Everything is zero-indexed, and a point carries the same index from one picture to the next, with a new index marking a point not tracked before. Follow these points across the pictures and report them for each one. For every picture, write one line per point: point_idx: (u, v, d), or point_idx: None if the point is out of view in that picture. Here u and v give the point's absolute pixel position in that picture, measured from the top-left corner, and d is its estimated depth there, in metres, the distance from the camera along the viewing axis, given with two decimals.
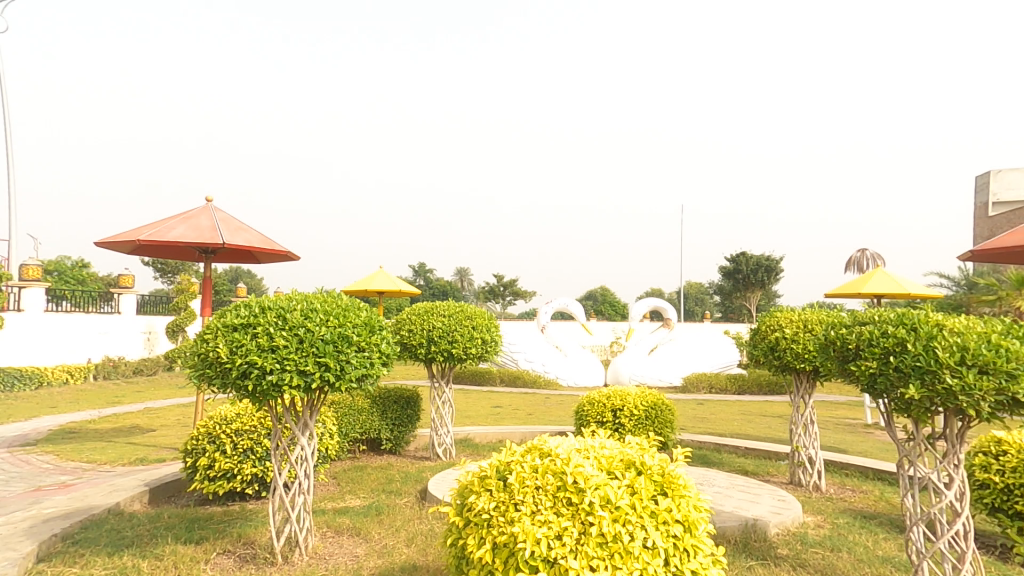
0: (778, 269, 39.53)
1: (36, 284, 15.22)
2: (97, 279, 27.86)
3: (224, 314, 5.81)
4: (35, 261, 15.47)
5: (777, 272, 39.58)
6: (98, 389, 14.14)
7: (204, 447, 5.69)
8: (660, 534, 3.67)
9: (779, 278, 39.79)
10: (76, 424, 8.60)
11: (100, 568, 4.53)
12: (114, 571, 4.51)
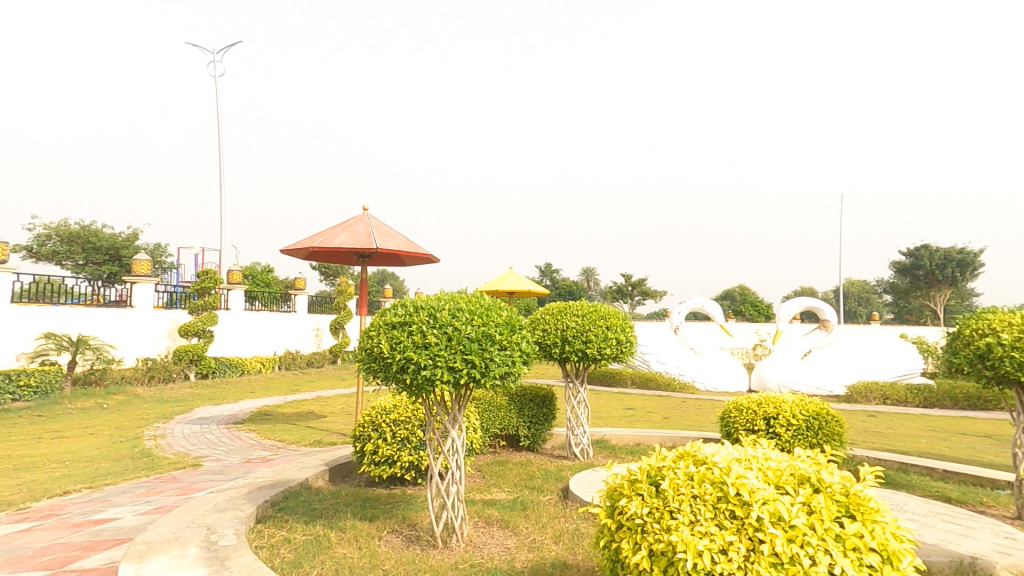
0: (976, 264, 33.94)
1: (240, 286, 17.95)
2: (281, 282, 32.75)
3: (385, 313, 6.36)
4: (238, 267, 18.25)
5: (975, 267, 34.02)
6: (283, 378, 16.69)
7: (369, 434, 6.29)
8: (850, 563, 2.89)
9: (978, 274, 34.29)
10: (266, 408, 10.61)
11: (302, 534, 5.32)
12: (312, 538, 5.26)
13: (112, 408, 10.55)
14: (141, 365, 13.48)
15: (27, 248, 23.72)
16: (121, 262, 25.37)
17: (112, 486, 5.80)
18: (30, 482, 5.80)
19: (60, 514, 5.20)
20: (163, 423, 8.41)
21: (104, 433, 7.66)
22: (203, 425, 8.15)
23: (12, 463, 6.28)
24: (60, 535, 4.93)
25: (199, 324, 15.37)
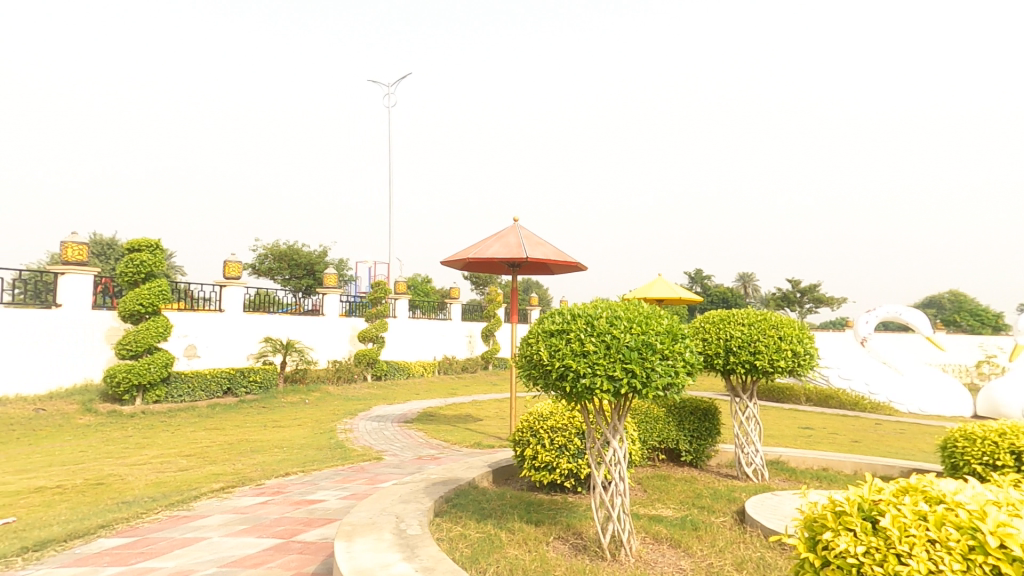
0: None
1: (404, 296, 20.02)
2: (437, 293, 36.54)
3: (544, 321, 6.55)
4: (404, 279, 20.21)
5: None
6: (442, 381, 18.36)
7: (528, 439, 6.53)
8: None
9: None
10: (428, 409, 11.72)
11: (476, 531, 5.61)
12: (486, 536, 5.50)
13: (314, 403, 12.32)
14: (330, 367, 15.22)
15: (253, 265, 29.04)
16: (317, 276, 29.85)
17: (318, 471, 6.87)
18: (263, 462, 7.11)
19: (284, 492, 6.32)
20: (350, 418, 9.75)
21: (309, 424, 9.13)
22: (380, 422, 9.25)
23: (251, 445, 7.83)
24: (286, 510, 6.00)
25: (373, 330, 16.69)
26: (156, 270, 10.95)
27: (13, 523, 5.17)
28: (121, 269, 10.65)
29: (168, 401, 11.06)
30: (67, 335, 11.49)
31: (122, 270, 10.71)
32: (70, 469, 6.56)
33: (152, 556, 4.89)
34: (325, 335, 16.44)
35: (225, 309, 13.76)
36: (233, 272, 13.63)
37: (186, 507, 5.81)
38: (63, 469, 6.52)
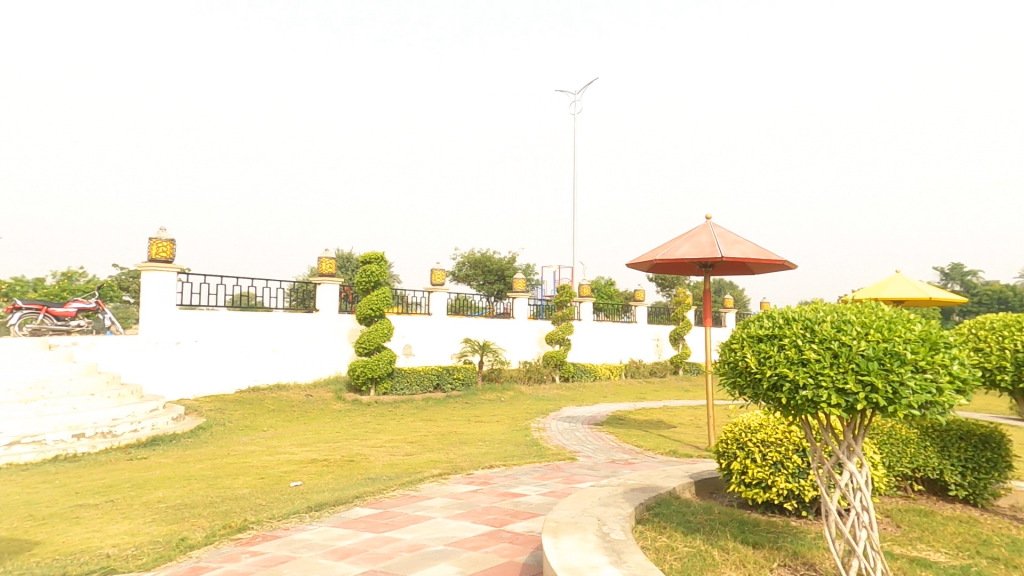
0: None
1: (588, 298, 20.34)
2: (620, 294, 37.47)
3: (750, 326, 5.91)
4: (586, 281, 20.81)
5: None
6: (629, 386, 18.66)
7: (734, 452, 6.03)
8: None
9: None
10: (618, 411, 11.69)
11: (685, 544, 5.33)
12: (696, 551, 5.15)
13: (511, 401, 13.17)
14: (521, 366, 16.48)
15: (453, 273, 32.73)
16: (507, 281, 32.38)
17: (518, 467, 7.28)
18: (470, 453, 7.83)
19: (491, 483, 6.84)
20: (542, 417, 10.31)
21: (507, 421, 9.83)
22: (570, 423, 9.57)
23: (459, 436, 8.72)
24: (494, 500, 6.47)
25: (561, 333, 17.17)
26: (382, 278, 12.57)
27: (299, 487, 6.65)
28: (357, 278, 12.44)
29: (393, 393, 12.55)
30: (328, 335, 12.67)
31: (357, 278, 12.55)
32: (332, 445, 8.14)
33: (393, 527, 5.80)
34: (516, 337, 17.24)
35: (433, 312, 15.24)
36: (437, 279, 15.34)
37: (414, 488, 6.69)
38: (327, 446, 8.09)
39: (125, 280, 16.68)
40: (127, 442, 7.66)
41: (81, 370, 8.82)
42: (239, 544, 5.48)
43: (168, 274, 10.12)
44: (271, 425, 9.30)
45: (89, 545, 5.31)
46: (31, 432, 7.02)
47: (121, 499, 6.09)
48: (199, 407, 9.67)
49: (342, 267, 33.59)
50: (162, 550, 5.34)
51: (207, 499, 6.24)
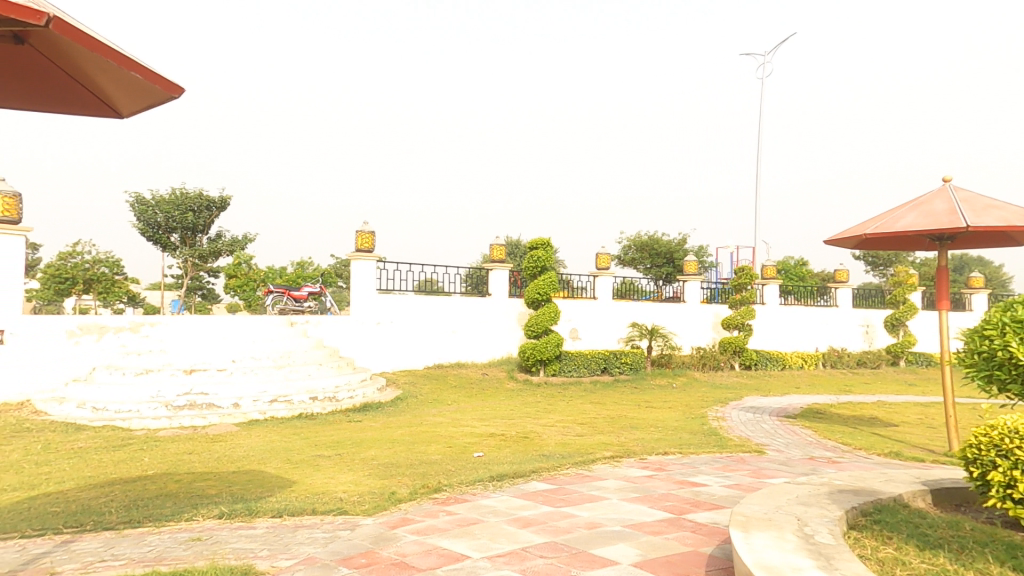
0: None
1: (772, 281, 19.51)
2: (809, 276, 36.51)
3: (1013, 306, 4.41)
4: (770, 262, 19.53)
5: None
6: (828, 376, 17.17)
7: (991, 461, 4.76)
8: None
9: None
10: (817, 404, 10.64)
11: (921, 559, 4.49)
12: (939, 569, 4.30)
13: (685, 388, 12.87)
14: (694, 353, 15.94)
15: (618, 256, 31.23)
16: (677, 264, 29.90)
17: (695, 456, 6.98)
18: (642, 438, 7.76)
19: (667, 470, 6.66)
20: (720, 406, 9.92)
21: (679, 409, 9.62)
22: (755, 415, 9.02)
23: (630, 421, 8.71)
24: (672, 487, 6.27)
25: (739, 318, 16.10)
26: (548, 264, 12.78)
27: (482, 457, 7.21)
28: (526, 264, 12.84)
29: (561, 374, 12.91)
30: (499, 319, 13.48)
31: (526, 265, 12.90)
32: (507, 421, 8.71)
33: (571, 503, 5.97)
34: (687, 322, 16.94)
35: (597, 297, 15.50)
36: (602, 264, 15.58)
37: (587, 469, 6.81)
38: (503, 422, 8.69)
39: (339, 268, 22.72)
40: (348, 406, 8.99)
41: (313, 344, 10.35)
42: (437, 503, 6.15)
43: (370, 262, 11.63)
44: (453, 400, 10.27)
45: (328, 488, 6.41)
46: (283, 393, 8.61)
47: (345, 453, 7.29)
48: (398, 379, 11.16)
49: (512, 253, 36.19)
50: (379, 500, 6.20)
51: (408, 460, 7.13)
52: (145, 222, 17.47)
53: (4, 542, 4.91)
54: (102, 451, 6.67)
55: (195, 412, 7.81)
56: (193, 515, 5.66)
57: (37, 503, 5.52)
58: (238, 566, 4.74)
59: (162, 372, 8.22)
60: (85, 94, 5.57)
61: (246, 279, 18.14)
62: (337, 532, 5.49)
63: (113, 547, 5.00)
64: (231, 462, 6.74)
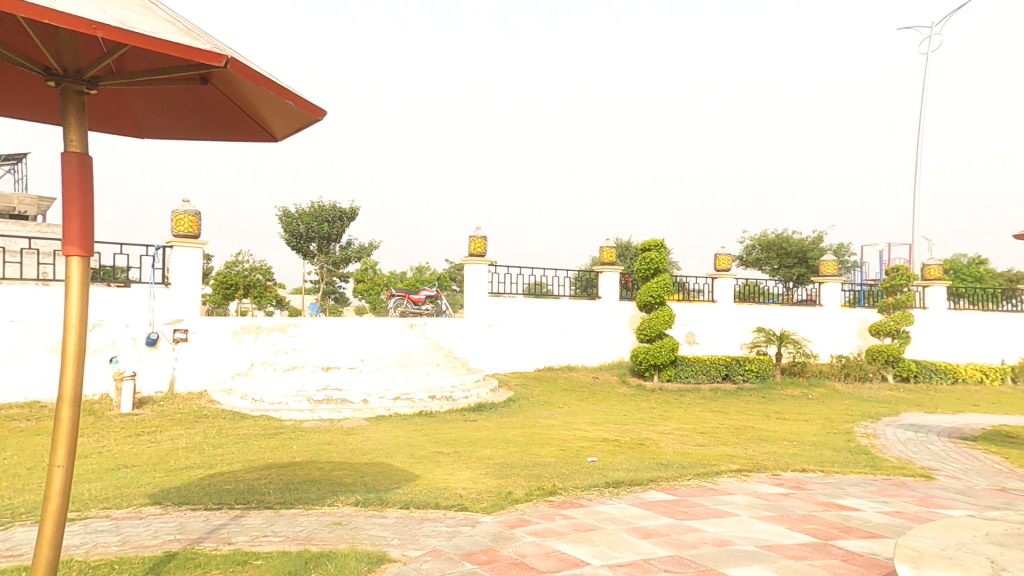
0: None
1: (936, 282, 17.79)
2: (987, 275, 32.86)
3: None
4: (932, 262, 18.07)
5: None
6: (1016, 395, 15.09)
7: None
8: None
9: None
10: (1005, 426, 9.24)
11: None
12: None
13: (824, 400, 11.85)
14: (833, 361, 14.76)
15: (740, 257, 30.40)
16: (810, 264, 28.12)
17: (841, 476, 6.32)
18: (773, 452, 7.20)
19: (807, 489, 6.05)
20: (870, 422, 9.07)
21: (817, 422, 8.93)
22: (918, 435, 8.05)
23: (758, 433, 8.16)
24: (814, 508, 5.64)
25: (893, 324, 15.04)
26: (663, 265, 12.47)
27: (596, 462, 7.10)
28: (637, 266, 12.66)
29: (677, 380, 12.52)
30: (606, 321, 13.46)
31: (637, 267, 12.73)
32: (620, 427, 8.54)
33: (695, 517, 5.62)
34: (825, 327, 16.14)
35: (717, 300, 15.15)
36: (721, 265, 15.18)
37: (711, 481, 6.40)
38: (616, 427, 8.54)
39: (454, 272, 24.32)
40: (463, 405, 9.42)
41: (430, 345, 10.79)
42: (553, 505, 6.14)
43: (481, 266, 12.10)
44: (564, 403, 10.31)
45: (449, 484, 6.67)
46: (405, 391, 9.18)
47: (463, 450, 7.57)
48: (509, 380, 11.49)
49: (621, 255, 36.12)
50: (497, 498, 6.33)
51: (522, 461, 7.21)
52: (291, 232, 19.81)
53: (193, 512, 5.72)
54: (261, 437, 7.55)
55: (332, 406, 8.56)
56: (334, 501, 6.16)
57: (215, 480, 6.35)
58: (375, 552, 5.09)
59: (304, 369, 9.05)
60: (248, 122, 6.04)
61: (371, 284, 19.88)
62: (459, 527, 5.68)
63: (273, 524, 5.60)
64: (363, 454, 7.27)
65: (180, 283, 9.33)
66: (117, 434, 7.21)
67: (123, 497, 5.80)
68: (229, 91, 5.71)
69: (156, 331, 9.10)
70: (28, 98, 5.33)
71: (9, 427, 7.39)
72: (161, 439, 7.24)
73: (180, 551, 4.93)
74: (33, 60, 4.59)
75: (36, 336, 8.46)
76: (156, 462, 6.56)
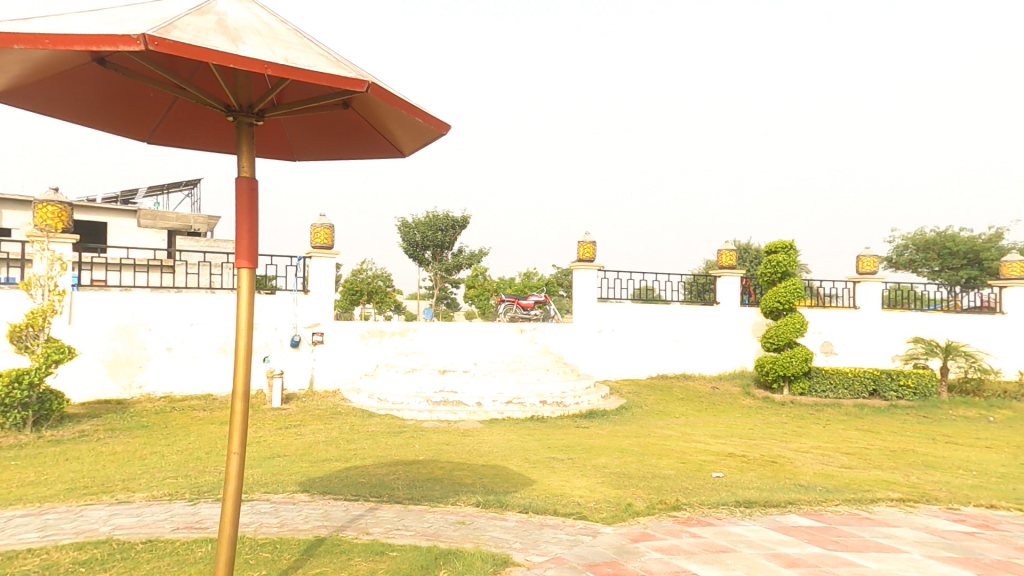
0: None
1: None
2: None
3: None
4: None
5: None
6: None
7: None
8: None
9: None
10: None
11: None
12: None
13: (1009, 424, 10.25)
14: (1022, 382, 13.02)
15: (888, 259, 27.86)
16: (982, 266, 24.48)
17: None
18: (944, 482, 6.33)
19: (998, 531, 5.13)
20: None
21: (1004, 450, 7.75)
22: None
23: (922, 459, 7.22)
24: (1014, 555, 4.73)
25: None
26: (791, 269, 11.79)
27: (723, 478, 6.68)
28: (762, 270, 12.09)
29: (812, 395, 11.61)
30: (726, 328, 13.15)
31: (762, 270, 12.18)
32: (746, 442, 8.05)
33: (850, 548, 4.94)
34: (1006, 340, 14.43)
35: (860, 306, 14.29)
36: (865, 267, 14.37)
37: (866, 510, 5.69)
38: (742, 441, 8.05)
39: (562, 278, 25.18)
40: (574, 411, 9.48)
41: (540, 350, 10.92)
42: (678, 522, 5.81)
43: (590, 271, 12.07)
44: (681, 413, 9.96)
45: (565, 491, 6.62)
46: (517, 395, 9.36)
47: (577, 457, 7.53)
48: (621, 388, 11.40)
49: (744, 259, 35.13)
50: (617, 509, 6.14)
51: (639, 473, 6.98)
52: (408, 242, 21.68)
53: (335, 501, 6.19)
54: (388, 435, 8.07)
55: (449, 408, 8.99)
56: (457, 500, 6.35)
57: (351, 473, 6.87)
58: (500, 554, 5.14)
59: (423, 371, 9.67)
60: (381, 141, 6.41)
61: (482, 289, 21.11)
62: (580, 536, 5.56)
63: (403, 519, 5.88)
64: (480, 456, 7.50)
65: (318, 290, 10.32)
66: (271, 425, 8.13)
67: (278, 483, 6.46)
68: (366, 113, 6.10)
69: (298, 334, 10.13)
70: (208, 132, 6.10)
71: (192, 416, 8.64)
72: (304, 432, 8.02)
73: (327, 537, 5.38)
74: (216, 101, 5.22)
75: (209, 338, 9.78)
76: (302, 454, 7.25)
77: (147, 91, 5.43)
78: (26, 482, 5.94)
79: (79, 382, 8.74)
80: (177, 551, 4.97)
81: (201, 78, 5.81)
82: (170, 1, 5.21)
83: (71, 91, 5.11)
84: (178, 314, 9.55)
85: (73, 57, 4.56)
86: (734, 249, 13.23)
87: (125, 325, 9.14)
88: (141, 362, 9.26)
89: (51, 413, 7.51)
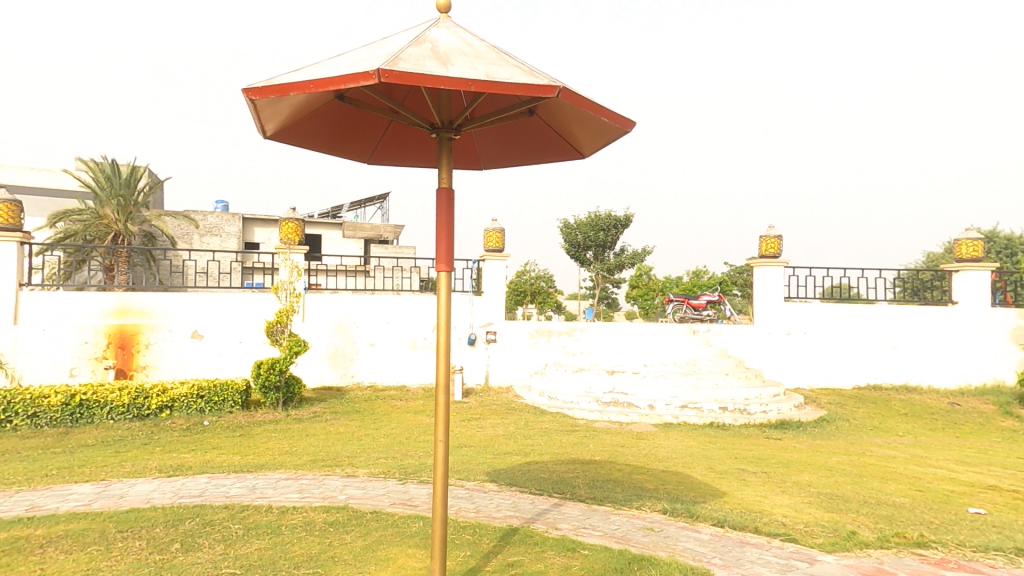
0: None
1: None
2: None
3: None
4: None
5: None
6: None
7: None
8: None
9: None
10: None
11: None
12: None
13: None
14: None
15: None
16: None
17: None
18: None
19: None
20: None
21: None
22: None
23: None
24: None
25: None
26: None
27: (987, 517, 5.51)
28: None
29: None
30: (966, 333, 11.14)
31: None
32: (1017, 474, 6.59)
33: None
34: None
35: None
36: None
37: None
38: (1010, 473, 6.61)
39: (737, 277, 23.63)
40: (762, 420, 8.79)
41: (716, 352, 10.24)
42: (928, 562, 4.78)
43: (776, 268, 11.06)
44: (905, 431, 8.59)
45: (764, 507, 6.00)
46: (692, 399, 9.01)
47: (772, 472, 6.89)
48: (819, 398, 10.20)
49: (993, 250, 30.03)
50: (836, 537, 5.29)
51: (859, 497, 6.08)
52: (570, 242, 22.16)
53: (521, 493, 6.43)
54: (562, 433, 8.28)
55: (620, 409, 8.95)
56: (641, 505, 6.12)
57: (532, 467, 7.12)
58: (700, 568, 4.77)
59: (592, 372, 9.76)
60: (564, 145, 6.49)
61: (647, 289, 20.96)
62: (793, 561, 4.90)
63: (589, 517, 5.85)
64: (659, 461, 7.28)
65: (491, 291, 11.03)
66: (456, 417, 8.91)
67: (469, 471, 6.95)
68: (552, 119, 6.11)
69: (475, 332, 10.91)
70: (415, 149, 6.78)
71: (392, 404, 9.80)
72: (486, 425, 8.61)
73: (520, 527, 5.56)
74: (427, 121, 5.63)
75: (402, 335, 10.99)
76: (486, 445, 7.77)
77: (373, 120, 6.18)
78: (284, 451, 7.28)
79: (313, 369, 10.49)
80: (397, 523, 5.53)
81: (409, 101, 6.45)
82: (394, 38, 5.83)
83: (323, 126, 6.02)
84: (378, 313, 10.87)
85: (329, 96, 5.26)
86: (978, 239, 11.08)
87: (340, 323, 10.67)
88: (353, 354, 10.74)
89: (294, 396, 9.10)
